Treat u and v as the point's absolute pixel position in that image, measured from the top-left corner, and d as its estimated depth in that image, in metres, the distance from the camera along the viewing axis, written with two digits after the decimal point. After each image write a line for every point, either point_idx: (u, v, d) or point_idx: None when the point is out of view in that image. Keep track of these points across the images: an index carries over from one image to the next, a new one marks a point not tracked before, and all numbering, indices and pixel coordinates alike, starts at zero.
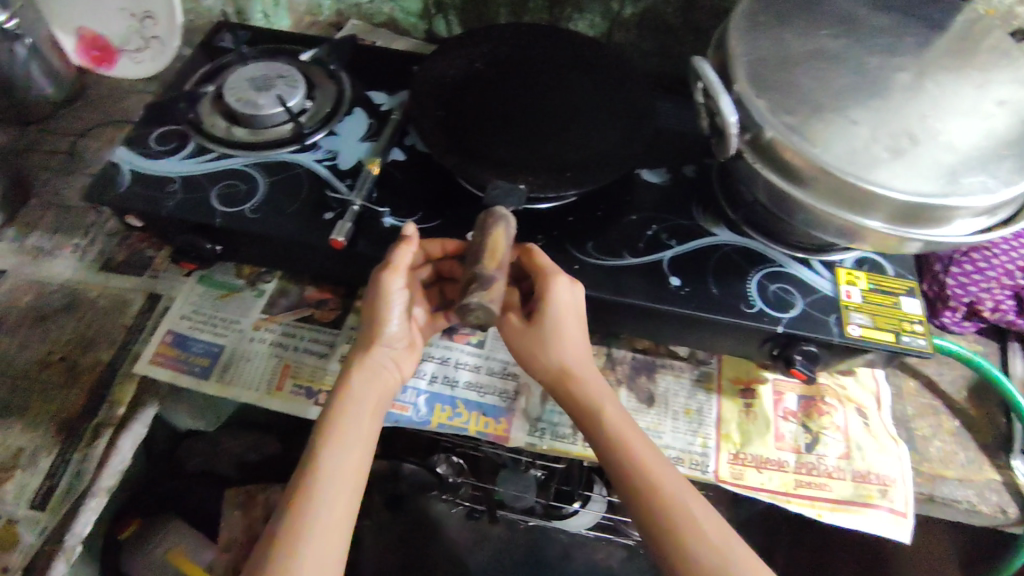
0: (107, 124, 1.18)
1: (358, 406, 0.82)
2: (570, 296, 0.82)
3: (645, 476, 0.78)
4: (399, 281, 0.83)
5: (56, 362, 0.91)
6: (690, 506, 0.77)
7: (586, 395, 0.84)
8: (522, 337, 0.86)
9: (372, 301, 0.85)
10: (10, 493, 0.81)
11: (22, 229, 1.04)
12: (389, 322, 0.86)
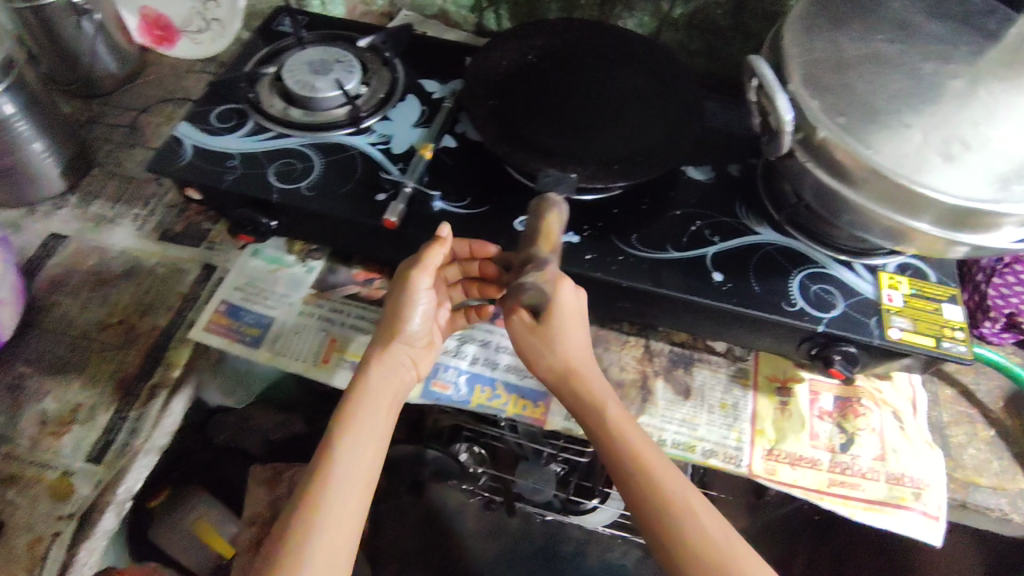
0: (168, 102, 1.22)
1: (378, 396, 0.86)
2: (574, 298, 0.86)
3: (651, 476, 0.81)
4: (424, 280, 0.88)
5: (114, 325, 0.95)
6: (694, 504, 0.80)
7: (591, 395, 0.87)
8: (527, 335, 0.88)
9: (396, 297, 0.90)
10: (70, 445, 0.84)
11: (86, 198, 1.09)
12: (412, 319, 0.90)
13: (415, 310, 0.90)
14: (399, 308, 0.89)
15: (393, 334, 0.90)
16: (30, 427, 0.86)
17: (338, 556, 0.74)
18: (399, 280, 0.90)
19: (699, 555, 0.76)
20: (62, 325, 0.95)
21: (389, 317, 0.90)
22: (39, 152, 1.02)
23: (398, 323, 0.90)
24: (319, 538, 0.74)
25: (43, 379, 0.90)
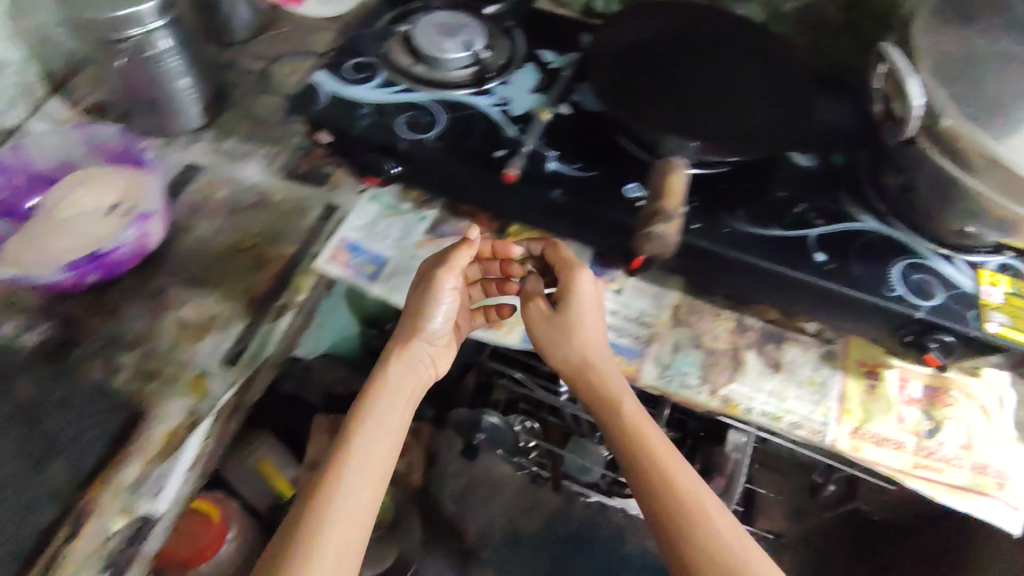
0: (294, 53, 1.29)
1: (397, 390, 0.96)
2: (592, 291, 0.97)
3: (658, 470, 0.89)
4: (449, 281, 0.96)
5: (245, 250, 1.02)
6: (699, 499, 0.87)
7: (604, 389, 0.94)
8: (547, 326, 0.98)
9: (417, 298, 0.97)
10: (206, 349, 0.92)
11: (219, 134, 1.15)
12: (433, 321, 0.99)
13: (436, 310, 0.98)
14: (418, 309, 0.98)
15: (413, 332, 0.99)
16: (171, 330, 0.94)
17: (357, 531, 0.83)
18: (421, 282, 0.98)
19: (701, 547, 0.83)
20: (198, 246, 1.02)
21: (408, 317, 0.99)
22: (184, 87, 1.11)
23: (415, 323, 0.99)
24: (341, 512, 0.82)
25: (182, 290, 0.98)
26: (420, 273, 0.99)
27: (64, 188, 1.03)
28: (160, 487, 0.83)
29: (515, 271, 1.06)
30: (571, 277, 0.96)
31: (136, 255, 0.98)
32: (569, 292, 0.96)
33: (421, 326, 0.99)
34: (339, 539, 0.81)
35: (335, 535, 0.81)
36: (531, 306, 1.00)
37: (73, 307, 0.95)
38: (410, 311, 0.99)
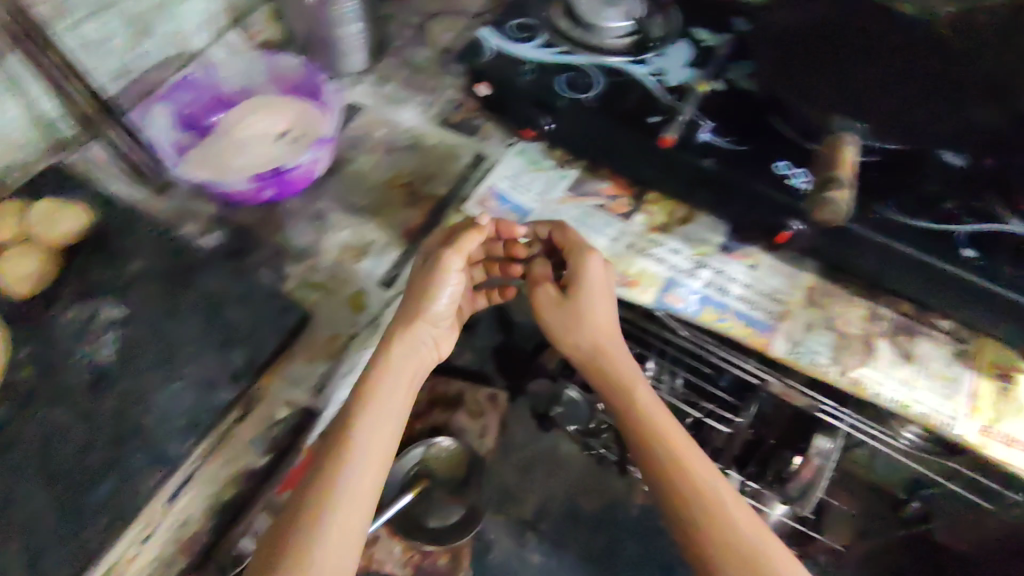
0: (449, 12, 1.34)
1: (398, 368, 0.88)
2: (600, 273, 0.95)
3: (675, 459, 0.90)
4: (455, 263, 0.93)
5: (401, 186, 1.08)
6: (718, 489, 0.88)
7: (618, 373, 0.97)
8: (563, 313, 0.97)
9: (422, 275, 0.94)
10: (365, 270, 0.99)
11: (379, 80, 1.22)
12: (434, 304, 0.93)
13: (441, 292, 0.94)
14: (425, 291, 0.93)
15: (414, 311, 0.92)
16: (333, 249, 1.01)
17: (364, 511, 0.78)
18: (426, 265, 0.94)
19: (723, 542, 0.83)
20: (357, 177, 1.09)
21: (413, 295, 0.93)
22: (355, 31, 1.17)
23: (419, 303, 0.93)
24: (345, 493, 0.78)
25: (342, 215, 1.04)
26: (427, 253, 0.96)
27: (247, 111, 1.11)
28: (327, 384, 0.90)
29: (519, 252, 1.04)
30: (580, 260, 0.95)
31: (307, 180, 1.04)
32: (578, 274, 0.95)
33: (425, 307, 0.93)
34: (347, 520, 0.77)
35: (343, 516, 0.76)
36: (540, 289, 1.01)
37: (245, 218, 1.03)
38: (414, 290, 0.93)
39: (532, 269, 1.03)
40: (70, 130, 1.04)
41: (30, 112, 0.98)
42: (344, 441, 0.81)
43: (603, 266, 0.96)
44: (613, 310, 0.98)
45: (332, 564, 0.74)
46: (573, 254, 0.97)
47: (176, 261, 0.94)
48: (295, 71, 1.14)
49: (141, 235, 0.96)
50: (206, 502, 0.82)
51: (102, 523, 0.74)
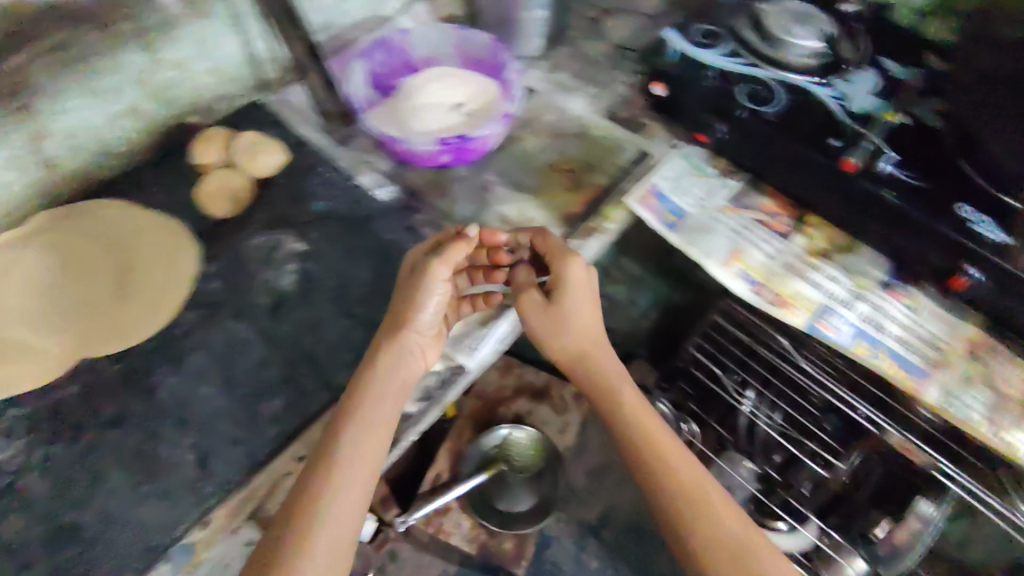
0: (625, 11, 1.36)
1: (390, 370, 0.81)
2: (582, 276, 0.91)
3: (661, 460, 0.89)
4: (440, 273, 0.87)
5: (564, 170, 1.10)
6: (706, 489, 0.88)
7: (602, 377, 0.94)
8: (540, 314, 0.90)
9: (410, 287, 0.87)
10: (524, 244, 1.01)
11: (551, 67, 1.26)
12: (420, 311, 0.85)
13: (428, 299, 0.86)
14: (413, 299, 0.86)
15: (406, 320, 0.85)
16: (495, 220, 1.03)
17: (355, 501, 0.76)
18: (412, 277, 0.88)
19: (712, 547, 0.84)
20: (523, 156, 1.12)
21: (401, 301, 0.87)
22: (539, 16, 1.20)
23: (407, 309, 0.85)
24: (332, 487, 0.74)
25: (506, 190, 1.07)
26: (411, 263, 0.91)
27: (432, 80, 1.15)
28: (477, 345, 0.91)
29: (504, 259, 0.97)
30: (561, 264, 0.90)
31: (481, 151, 1.07)
32: (560, 281, 0.90)
33: (414, 316, 0.85)
34: (331, 511, 0.73)
35: (327, 510, 0.73)
36: (525, 293, 0.92)
37: (415, 178, 1.07)
38: (404, 296, 0.87)
39: (515, 277, 0.95)
40: (271, 72, 1.11)
41: (246, 52, 1.05)
42: (331, 440, 0.76)
43: (584, 271, 0.91)
44: (593, 310, 0.94)
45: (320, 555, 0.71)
46: (552, 258, 0.92)
47: (354, 209, 1.00)
48: (482, 50, 1.19)
49: (324, 180, 1.02)
50: None
51: (272, 433, 0.80)
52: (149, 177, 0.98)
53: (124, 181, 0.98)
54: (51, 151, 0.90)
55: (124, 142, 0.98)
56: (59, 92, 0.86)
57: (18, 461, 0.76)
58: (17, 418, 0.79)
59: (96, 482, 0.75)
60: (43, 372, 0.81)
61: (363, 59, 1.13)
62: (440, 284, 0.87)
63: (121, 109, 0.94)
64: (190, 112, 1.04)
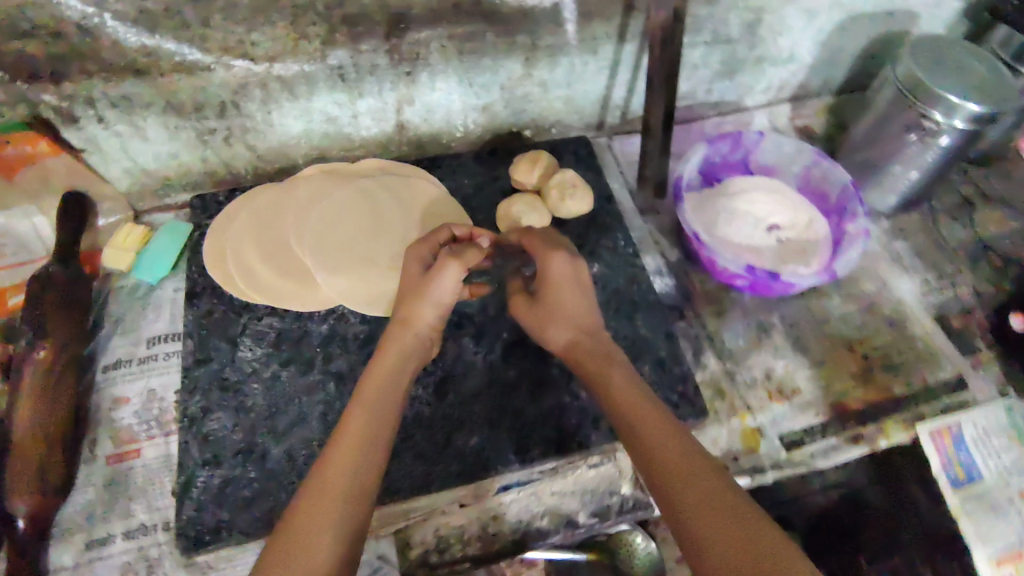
0: (1010, 206, 1.14)
1: (396, 345, 0.73)
2: (569, 271, 0.79)
3: (643, 426, 0.65)
4: (454, 272, 0.75)
5: (857, 354, 0.95)
6: (690, 454, 0.62)
7: (589, 357, 0.74)
8: (542, 309, 0.78)
9: (415, 282, 0.77)
10: (776, 412, 0.89)
11: (894, 232, 1.09)
12: (431, 311, 0.75)
13: (434, 299, 0.75)
14: (419, 292, 0.75)
15: (413, 311, 0.74)
16: (757, 370, 0.92)
17: (367, 459, 0.62)
18: (409, 270, 0.78)
19: (698, 521, 0.57)
20: (819, 316, 0.98)
21: (405, 295, 0.76)
22: (909, 179, 1.04)
23: (413, 298, 0.75)
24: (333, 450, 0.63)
25: (784, 343, 0.95)
26: (410, 260, 0.79)
27: (763, 191, 1.04)
28: None
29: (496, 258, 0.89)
30: (545, 260, 0.79)
31: (780, 293, 0.95)
32: (544, 278, 0.79)
33: (421, 310, 0.74)
34: (331, 473, 0.61)
35: (325, 468, 0.61)
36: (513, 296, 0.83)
37: (696, 283, 1.00)
38: (411, 287, 0.76)
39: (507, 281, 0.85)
40: (613, 118, 1.10)
41: (605, 93, 1.04)
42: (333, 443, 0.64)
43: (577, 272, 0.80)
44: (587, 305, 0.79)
45: (319, 510, 0.58)
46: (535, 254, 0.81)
47: (627, 287, 0.94)
48: (833, 184, 1.05)
49: (613, 244, 0.98)
50: (519, 515, 0.79)
51: (453, 469, 0.77)
52: (466, 169, 1.02)
53: (444, 162, 1.03)
54: (407, 115, 0.96)
55: (463, 129, 1.02)
56: (441, 73, 0.90)
57: (252, 366, 0.83)
58: (269, 328, 0.85)
59: (298, 423, 0.79)
60: (305, 301, 0.87)
61: (705, 143, 1.06)
62: (452, 287, 0.76)
63: (477, 103, 0.98)
64: (527, 125, 1.06)
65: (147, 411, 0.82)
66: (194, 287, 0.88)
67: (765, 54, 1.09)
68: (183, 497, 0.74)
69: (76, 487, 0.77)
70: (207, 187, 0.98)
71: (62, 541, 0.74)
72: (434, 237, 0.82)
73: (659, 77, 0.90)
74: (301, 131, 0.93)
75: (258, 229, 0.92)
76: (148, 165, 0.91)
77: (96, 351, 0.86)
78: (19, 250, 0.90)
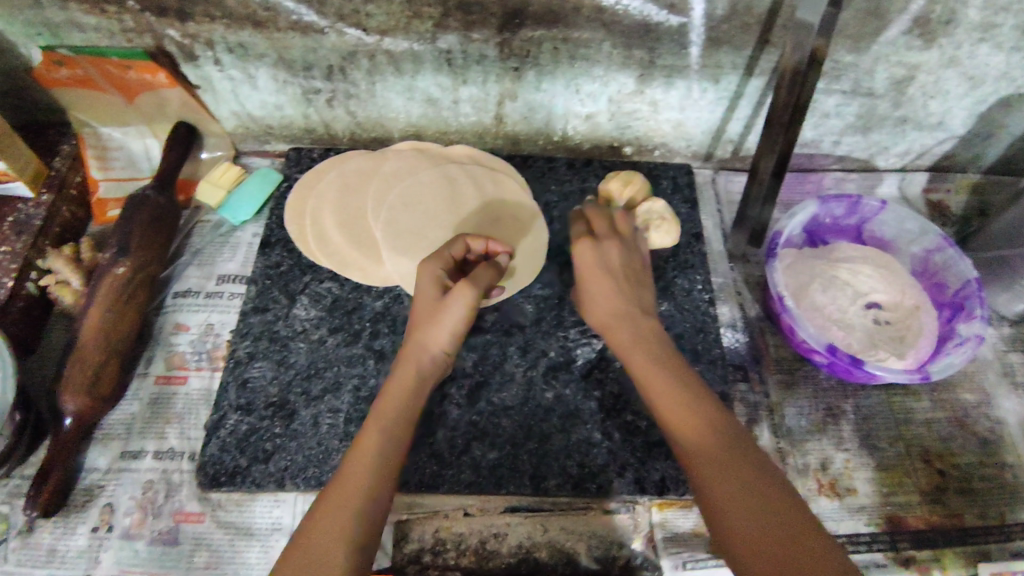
0: None
1: (412, 366, 0.68)
2: (594, 259, 0.77)
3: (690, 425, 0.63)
4: (468, 299, 0.69)
5: (933, 469, 0.85)
6: (751, 472, 0.58)
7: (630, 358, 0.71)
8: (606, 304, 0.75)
9: (429, 307, 0.70)
10: (820, 508, 0.82)
11: (1014, 341, 0.96)
12: (446, 338, 0.69)
13: (443, 323, 0.69)
14: (436, 320, 0.69)
15: (426, 334, 0.69)
16: (814, 458, 0.84)
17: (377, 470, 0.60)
18: (423, 295, 0.71)
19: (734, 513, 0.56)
20: (901, 416, 0.88)
21: (417, 318, 0.70)
22: None
23: (428, 325, 0.69)
24: (349, 465, 0.61)
25: (852, 435, 0.86)
26: (424, 281, 0.72)
27: (869, 265, 0.94)
28: (689, 567, 0.76)
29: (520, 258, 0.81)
30: (578, 253, 0.78)
31: (859, 380, 0.85)
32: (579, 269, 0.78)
33: (433, 337, 0.69)
34: (345, 490, 0.59)
35: (342, 477, 0.60)
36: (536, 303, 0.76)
37: (770, 347, 0.92)
38: (426, 313, 0.70)
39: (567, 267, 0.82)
40: (723, 153, 1.03)
41: (719, 125, 0.98)
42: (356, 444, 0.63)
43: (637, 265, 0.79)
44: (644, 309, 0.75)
45: (331, 528, 0.56)
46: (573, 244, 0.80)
47: (692, 335, 0.88)
48: (953, 276, 0.93)
49: (689, 285, 0.92)
50: (520, 541, 0.77)
51: (465, 477, 0.76)
52: (556, 175, 0.99)
53: (536, 163, 1.00)
54: (508, 110, 0.94)
55: (562, 133, 0.99)
56: (549, 75, 0.88)
57: (303, 325, 0.85)
58: (327, 292, 0.87)
59: (330, 391, 0.80)
60: (366, 274, 0.88)
61: (817, 199, 0.97)
62: (465, 314, 0.69)
63: (580, 111, 0.95)
64: (629, 142, 1.02)
65: (202, 343, 0.86)
66: (269, 237, 0.92)
67: (909, 115, 0.98)
68: (211, 435, 0.77)
69: (126, 397, 0.83)
70: (305, 142, 1.02)
71: (102, 444, 0.80)
72: (443, 250, 0.74)
73: (778, 123, 0.83)
74: (401, 107, 0.94)
75: (340, 193, 0.93)
76: (254, 113, 0.95)
77: (172, 276, 0.91)
78: (126, 164, 0.97)
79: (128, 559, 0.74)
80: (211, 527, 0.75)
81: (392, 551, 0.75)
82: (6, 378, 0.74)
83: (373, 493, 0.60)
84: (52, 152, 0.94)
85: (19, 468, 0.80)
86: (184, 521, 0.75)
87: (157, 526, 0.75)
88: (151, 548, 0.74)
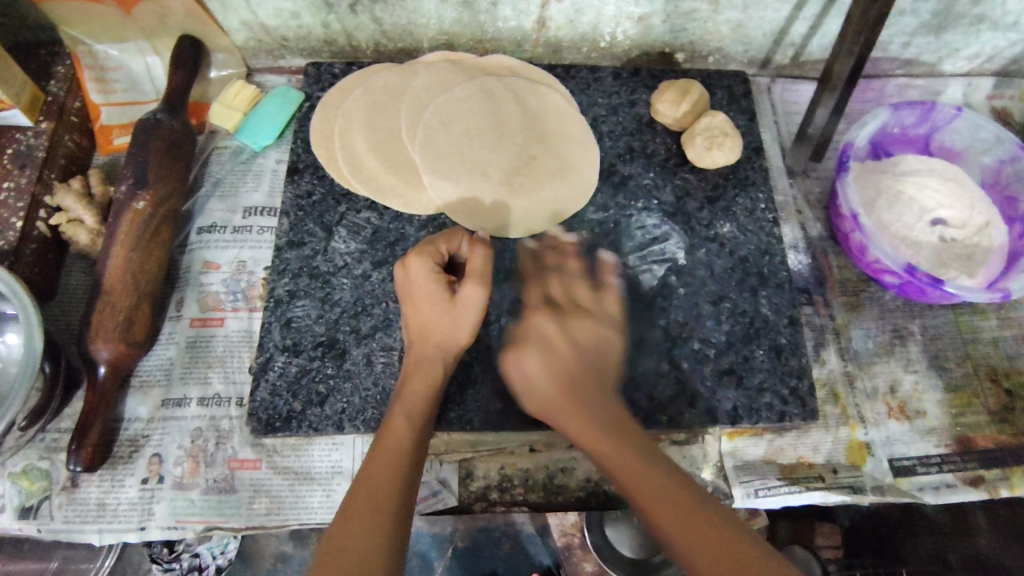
0: None
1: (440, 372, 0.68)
2: (549, 328, 0.67)
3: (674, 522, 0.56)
4: (482, 294, 0.67)
5: (1001, 388, 0.83)
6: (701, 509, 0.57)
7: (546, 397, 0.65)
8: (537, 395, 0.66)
9: (441, 304, 0.68)
10: (889, 429, 0.80)
11: None
12: (471, 329, 0.69)
13: (460, 322, 0.68)
14: (457, 318, 0.68)
15: (443, 336, 0.68)
16: (882, 381, 0.82)
17: (397, 464, 0.61)
18: (430, 295, 0.68)
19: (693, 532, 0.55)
20: (968, 335, 0.85)
21: (427, 320, 0.68)
22: None
23: (451, 323, 0.68)
24: (379, 454, 0.62)
25: (921, 356, 0.83)
26: (425, 283, 0.68)
27: (940, 177, 0.88)
28: (760, 495, 0.76)
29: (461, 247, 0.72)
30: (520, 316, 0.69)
31: (933, 299, 0.82)
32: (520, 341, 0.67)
33: (455, 336, 0.68)
34: (378, 470, 0.60)
35: (370, 469, 0.61)
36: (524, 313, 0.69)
37: (834, 268, 0.88)
38: (441, 312, 0.68)
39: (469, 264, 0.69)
40: (782, 58, 0.95)
41: (782, 27, 0.89)
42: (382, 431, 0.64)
43: (596, 338, 0.67)
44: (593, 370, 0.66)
45: (366, 514, 0.57)
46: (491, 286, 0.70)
47: (757, 258, 0.82)
48: None
49: (751, 204, 0.85)
50: (588, 474, 0.76)
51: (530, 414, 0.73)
52: (602, 86, 0.90)
53: (580, 74, 0.91)
54: (553, 12, 0.85)
55: (610, 38, 0.90)
56: None
57: (345, 260, 0.78)
58: (366, 223, 0.80)
59: (381, 329, 0.75)
60: (407, 203, 0.81)
61: (888, 108, 0.89)
62: (477, 307, 0.68)
63: (632, 13, 0.85)
64: (682, 47, 0.93)
65: (236, 282, 0.81)
66: (296, 163, 0.83)
67: (987, 13, 0.89)
68: (260, 377, 0.73)
69: (160, 342, 0.78)
70: (324, 56, 0.92)
71: (140, 392, 0.75)
72: (437, 247, 0.71)
73: (861, 20, 0.71)
74: (433, 12, 0.84)
75: (369, 111, 0.84)
76: (267, 22, 0.85)
77: (192, 210, 0.84)
78: (129, 87, 0.87)
79: (184, 509, 0.71)
80: (269, 473, 0.73)
81: (457, 489, 0.76)
82: (32, 327, 0.68)
83: (404, 492, 0.60)
84: (46, 75, 0.84)
85: (53, 421, 0.74)
86: (240, 469, 0.73)
87: (212, 474, 0.72)
88: (208, 497, 0.72)
